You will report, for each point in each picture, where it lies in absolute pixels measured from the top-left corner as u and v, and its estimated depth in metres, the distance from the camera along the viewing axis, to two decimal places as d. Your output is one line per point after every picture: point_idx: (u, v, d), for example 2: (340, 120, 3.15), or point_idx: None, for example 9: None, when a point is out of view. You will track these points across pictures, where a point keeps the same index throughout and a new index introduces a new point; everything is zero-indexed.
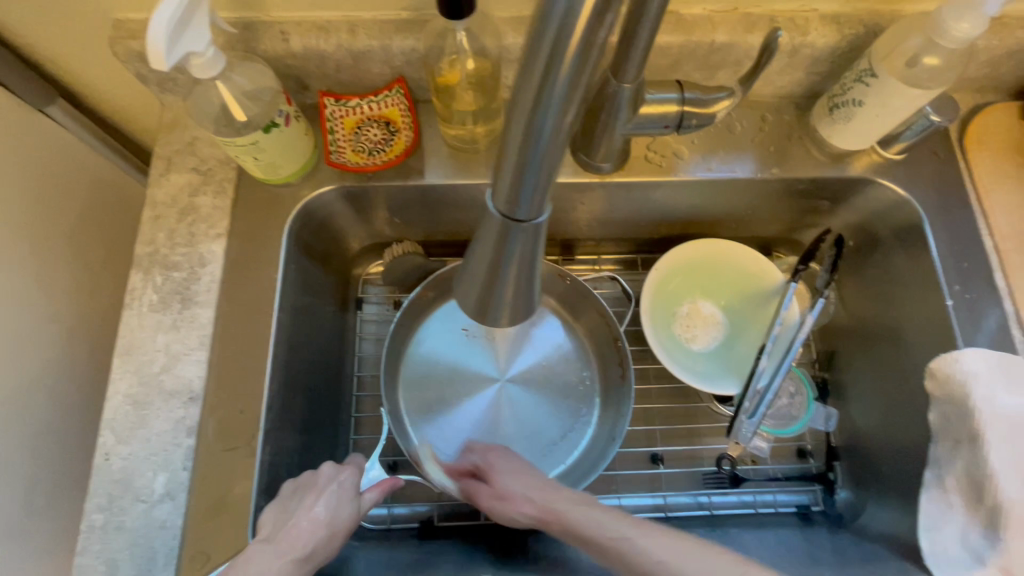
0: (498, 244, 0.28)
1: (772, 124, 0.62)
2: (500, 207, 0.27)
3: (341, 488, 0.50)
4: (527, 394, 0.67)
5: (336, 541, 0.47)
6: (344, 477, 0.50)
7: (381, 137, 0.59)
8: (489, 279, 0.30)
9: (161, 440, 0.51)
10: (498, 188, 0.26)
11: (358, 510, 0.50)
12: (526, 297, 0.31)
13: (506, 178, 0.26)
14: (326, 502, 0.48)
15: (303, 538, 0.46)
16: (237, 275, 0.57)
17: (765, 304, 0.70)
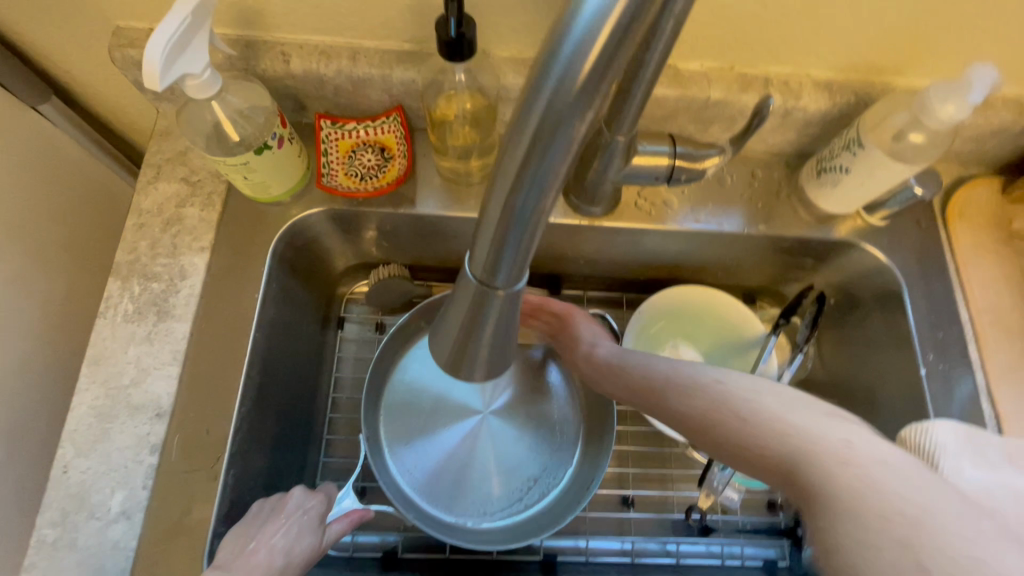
0: (472, 310, 0.28)
1: (762, 180, 0.63)
2: (477, 274, 0.27)
3: (306, 515, 0.49)
4: (507, 428, 0.67)
5: (291, 572, 0.46)
6: (312, 504, 0.50)
7: (374, 163, 0.59)
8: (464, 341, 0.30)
9: (122, 456, 0.50)
10: (476, 256, 0.26)
11: (320, 541, 0.49)
12: (500, 357, 0.31)
13: (485, 247, 0.26)
14: (286, 531, 0.47)
15: (258, 568, 0.44)
16: (217, 291, 0.56)
17: (746, 354, 0.70)
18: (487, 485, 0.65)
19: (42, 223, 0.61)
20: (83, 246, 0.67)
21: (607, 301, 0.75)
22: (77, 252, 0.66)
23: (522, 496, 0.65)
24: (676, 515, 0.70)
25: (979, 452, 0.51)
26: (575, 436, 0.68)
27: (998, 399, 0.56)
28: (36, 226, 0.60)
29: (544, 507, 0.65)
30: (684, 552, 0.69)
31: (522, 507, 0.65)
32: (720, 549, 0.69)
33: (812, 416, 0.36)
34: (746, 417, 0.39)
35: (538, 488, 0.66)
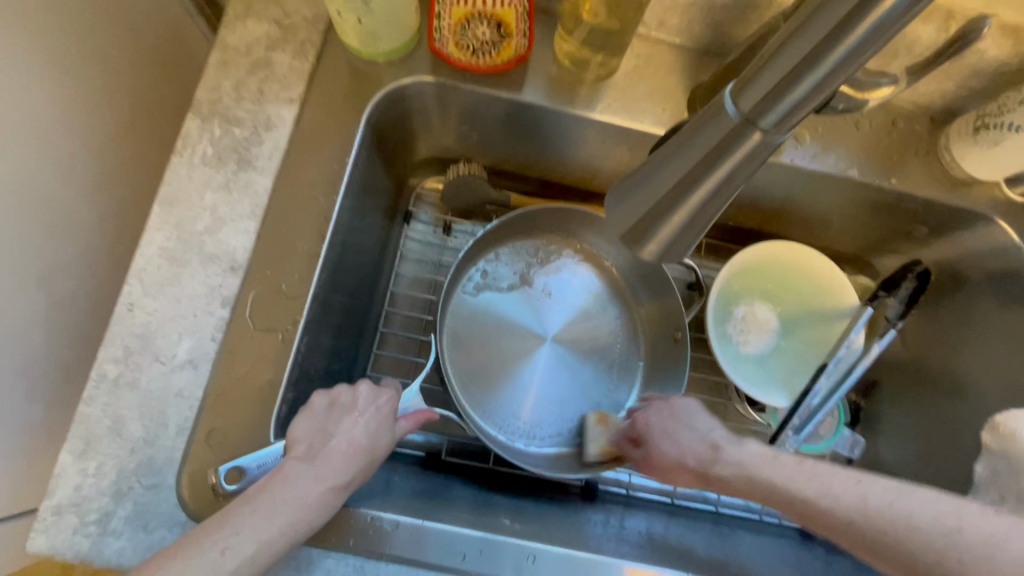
0: (721, 145, 0.29)
1: (900, 132, 0.58)
2: (744, 108, 0.28)
3: (379, 413, 0.46)
4: (569, 360, 0.65)
5: (374, 466, 0.45)
6: (383, 401, 0.47)
7: (489, 38, 0.52)
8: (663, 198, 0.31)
9: (191, 304, 0.47)
10: (752, 88, 0.28)
11: (393, 439, 0.46)
12: (682, 238, 0.33)
13: (771, 79, 0.27)
14: (366, 425, 0.45)
15: (339, 463, 0.43)
16: (303, 149, 0.51)
17: (829, 325, 0.67)
18: (539, 411, 0.63)
19: (106, 45, 0.55)
20: (140, 83, 0.61)
21: None
22: (133, 87, 0.61)
23: (573, 428, 0.63)
24: None
25: None
26: (633, 375, 0.66)
27: None
28: (98, 46, 0.54)
29: None
30: (724, 503, 0.68)
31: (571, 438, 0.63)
32: (760, 505, 0.68)
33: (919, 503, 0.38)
34: (838, 520, 0.39)
35: (589, 423, 0.64)
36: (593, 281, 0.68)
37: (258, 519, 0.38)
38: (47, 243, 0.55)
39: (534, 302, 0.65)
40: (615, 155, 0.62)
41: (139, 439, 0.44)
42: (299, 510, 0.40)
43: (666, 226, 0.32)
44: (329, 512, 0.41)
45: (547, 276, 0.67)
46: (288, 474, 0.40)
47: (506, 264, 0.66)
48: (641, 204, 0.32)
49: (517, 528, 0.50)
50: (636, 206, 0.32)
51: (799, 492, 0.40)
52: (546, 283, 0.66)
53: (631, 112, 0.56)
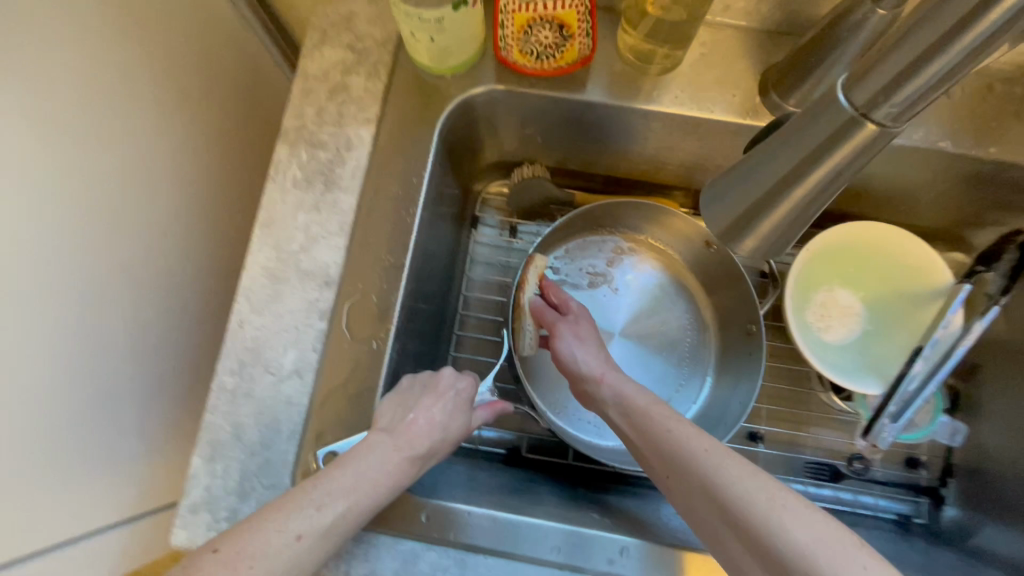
0: (817, 148, 0.32)
1: (996, 97, 0.54)
2: (857, 102, 0.30)
3: (458, 397, 0.48)
4: (640, 355, 0.65)
5: (448, 444, 0.46)
6: (463, 387, 0.49)
7: (551, 40, 0.54)
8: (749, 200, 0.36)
9: (293, 318, 0.51)
10: (865, 83, 0.29)
11: (468, 422, 0.49)
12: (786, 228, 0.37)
13: (888, 73, 0.28)
14: (444, 407, 0.47)
15: (421, 437, 0.44)
16: (383, 166, 0.54)
17: (918, 305, 0.64)
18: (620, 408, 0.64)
19: (200, 84, 0.60)
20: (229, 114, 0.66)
21: None
22: (222, 119, 0.65)
23: None
24: (809, 458, 0.67)
25: None
26: (708, 367, 0.66)
27: None
28: (194, 85, 0.59)
29: None
30: (812, 495, 0.67)
31: None
32: (850, 497, 0.67)
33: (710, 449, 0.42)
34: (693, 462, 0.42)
35: None
36: (660, 274, 0.68)
37: (340, 484, 0.39)
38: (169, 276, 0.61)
39: (602, 299, 0.66)
40: (682, 146, 0.61)
41: (257, 443, 0.49)
42: (380, 475, 0.41)
43: (767, 220, 0.36)
44: (407, 481, 0.43)
45: (614, 272, 0.68)
46: (370, 444, 0.42)
47: (573, 263, 0.67)
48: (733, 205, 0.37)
49: (603, 520, 0.51)
50: (730, 202, 0.37)
51: (686, 461, 0.42)
52: (611, 280, 0.67)
53: (698, 101, 0.55)
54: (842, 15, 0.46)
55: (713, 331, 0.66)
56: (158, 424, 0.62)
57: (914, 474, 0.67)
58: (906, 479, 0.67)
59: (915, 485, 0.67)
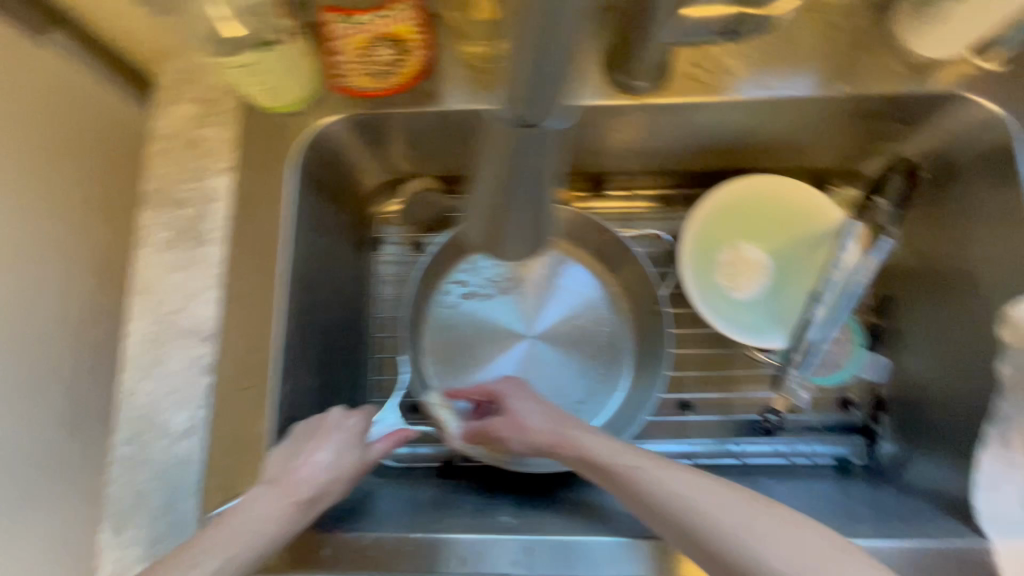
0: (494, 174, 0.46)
1: (840, 32, 0.53)
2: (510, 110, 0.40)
3: (346, 434, 0.48)
4: (552, 351, 0.66)
5: (341, 485, 0.46)
6: (351, 423, 0.49)
7: (390, 59, 0.52)
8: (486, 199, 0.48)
9: (180, 377, 0.51)
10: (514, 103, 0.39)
11: (364, 458, 0.48)
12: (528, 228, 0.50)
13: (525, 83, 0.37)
14: (329, 449, 0.46)
15: (305, 484, 0.44)
16: (244, 212, 0.54)
17: (819, 253, 0.63)
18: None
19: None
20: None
21: (658, 199, 0.71)
22: None
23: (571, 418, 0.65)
24: (739, 417, 0.67)
25: None
26: (625, 353, 0.66)
27: None
28: None
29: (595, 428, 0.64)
30: (749, 453, 0.66)
31: None
32: (787, 448, 0.66)
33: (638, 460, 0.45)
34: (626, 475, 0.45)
35: (585, 411, 0.65)
36: (571, 270, 0.69)
37: (214, 543, 0.40)
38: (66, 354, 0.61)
39: (515, 304, 0.67)
40: (550, 134, 0.60)
41: (161, 507, 0.49)
42: (262, 526, 0.42)
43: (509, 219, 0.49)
44: (297, 526, 0.43)
45: (515, 272, 0.68)
46: (253, 494, 0.43)
47: (482, 272, 0.68)
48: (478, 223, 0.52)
49: (513, 523, 0.51)
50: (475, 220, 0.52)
51: (659, 499, 0.43)
52: (516, 279, 0.67)
53: (546, 90, 0.55)
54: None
55: (631, 322, 0.66)
56: None
57: (848, 414, 0.66)
58: (841, 420, 0.66)
59: (850, 425, 0.66)
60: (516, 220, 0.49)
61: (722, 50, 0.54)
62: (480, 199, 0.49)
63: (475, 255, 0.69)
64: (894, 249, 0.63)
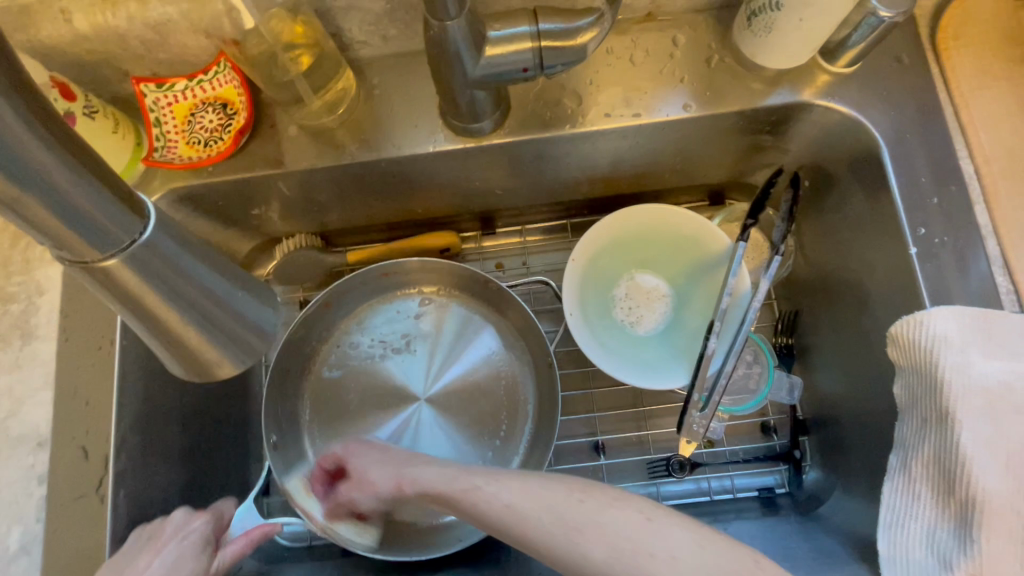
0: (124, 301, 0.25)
1: (686, 49, 0.50)
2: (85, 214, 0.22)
3: (187, 539, 0.44)
4: (449, 409, 0.62)
5: None
6: (195, 526, 0.45)
7: (217, 124, 0.50)
8: (157, 330, 0.27)
9: (11, 491, 0.47)
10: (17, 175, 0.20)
11: (207, 565, 0.43)
12: (223, 333, 0.28)
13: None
14: (163, 559, 0.42)
15: None
16: (76, 301, 0.50)
17: (715, 285, 0.59)
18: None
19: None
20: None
21: (550, 229, 0.68)
22: None
23: None
24: (654, 455, 0.63)
25: (992, 343, 0.42)
26: (526, 405, 0.63)
27: (1017, 270, 0.44)
28: None
29: None
30: (667, 493, 0.62)
31: None
32: (708, 484, 0.61)
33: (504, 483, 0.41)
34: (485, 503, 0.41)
35: None
36: (467, 322, 0.65)
37: None
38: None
39: (410, 362, 0.63)
40: (409, 183, 0.57)
41: None
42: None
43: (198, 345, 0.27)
44: None
45: (403, 329, 0.65)
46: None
47: (375, 329, 0.65)
48: (172, 359, 0.28)
49: None
50: (173, 359, 0.28)
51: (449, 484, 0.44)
52: (404, 336, 0.64)
53: (387, 140, 0.52)
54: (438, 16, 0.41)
55: (528, 373, 0.63)
56: None
57: (769, 440, 0.62)
58: (764, 448, 0.61)
59: (772, 454, 0.61)
60: (205, 333, 0.27)
61: (563, 79, 0.51)
62: (146, 331, 0.27)
63: (370, 311, 0.66)
64: (791, 262, 0.60)
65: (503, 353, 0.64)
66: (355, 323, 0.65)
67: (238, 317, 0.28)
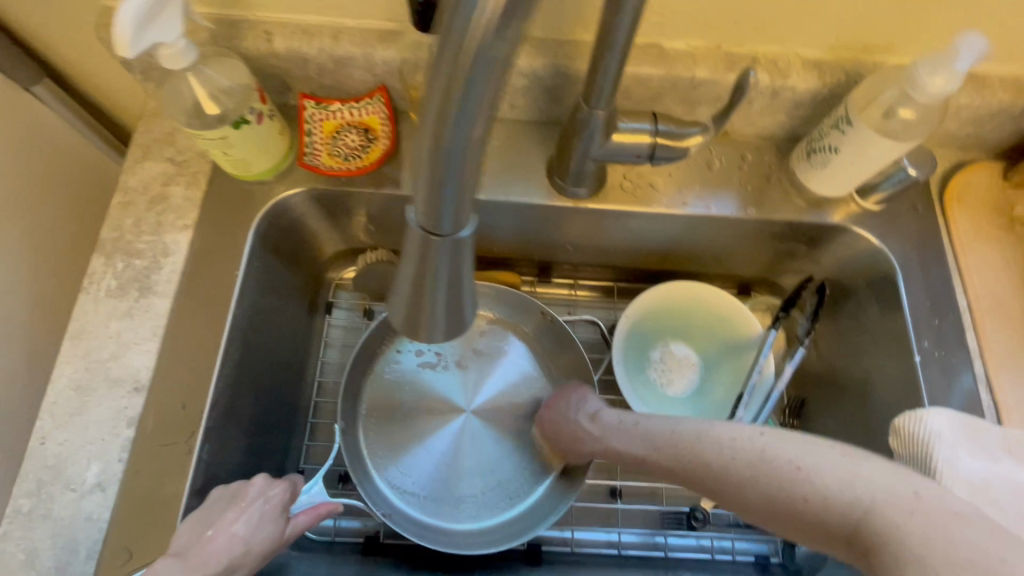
0: (423, 258, 0.28)
1: (752, 165, 0.62)
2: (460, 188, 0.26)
3: (267, 505, 0.47)
4: (489, 430, 0.65)
5: (251, 559, 0.46)
6: (274, 493, 0.48)
7: (358, 143, 0.60)
8: (416, 286, 0.30)
9: (99, 429, 0.50)
10: (444, 154, 0.24)
11: (282, 531, 0.48)
12: (457, 314, 0.32)
13: (443, 133, 0.24)
14: (247, 518, 0.46)
15: (218, 554, 0.44)
16: (197, 267, 0.56)
17: (742, 357, 0.68)
18: (461, 487, 0.63)
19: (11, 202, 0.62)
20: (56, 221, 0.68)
21: (598, 288, 0.76)
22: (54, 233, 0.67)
23: (497, 504, 0.63)
24: (666, 507, 0.68)
25: (973, 443, 0.50)
26: None
27: (997, 391, 0.54)
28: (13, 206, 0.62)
29: (521, 512, 0.63)
30: (673, 545, 0.68)
31: (497, 511, 0.63)
32: (710, 543, 0.67)
33: (822, 457, 0.38)
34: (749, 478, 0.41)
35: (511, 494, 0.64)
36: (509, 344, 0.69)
37: None
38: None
39: (452, 377, 0.66)
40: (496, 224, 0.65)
41: (52, 568, 0.47)
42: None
43: (432, 309, 0.31)
44: None
45: (458, 348, 0.68)
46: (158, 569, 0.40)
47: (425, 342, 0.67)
48: (403, 307, 0.31)
49: None
50: (401, 305, 0.31)
51: (718, 458, 0.44)
52: (459, 354, 0.67)
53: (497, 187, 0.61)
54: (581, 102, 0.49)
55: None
56: None
57: None
58: None
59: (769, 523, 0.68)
60: (444, 304, 0.30)
61: (650, 170, 0.62)
62: (403, 286, 0.30)
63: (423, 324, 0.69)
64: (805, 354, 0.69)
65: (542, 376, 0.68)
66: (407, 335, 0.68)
67: (466, 305, 0.32)
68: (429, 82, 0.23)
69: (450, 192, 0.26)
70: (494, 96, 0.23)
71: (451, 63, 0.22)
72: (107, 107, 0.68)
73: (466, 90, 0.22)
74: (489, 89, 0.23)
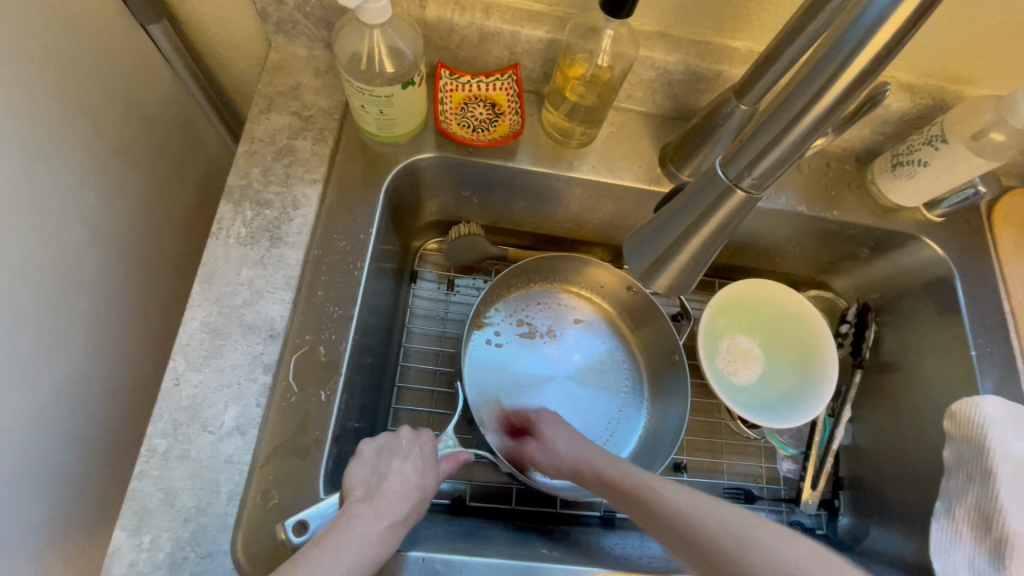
0: (713, 203, 0.38)
1: (834, 171, 0.69)
2: (801, 137, 0.33)
3: (424, 454, 0.52)
4: (581, 391, 0.68)
5: (424, 505, 0.50)
6: (426, 442, 0.52)
7: (485, 117, 0.62)
8: (689, 229, 0.39)
9: (234, 373, 0.50)
10: (818, 102, 0.32)
11: (437, 480, 0.52)
12: (685, 272, 0.42)
13: (822, 84, 0.31)
14: (414, 466, 0.50)
15: (398, 502, 0.47)
16: (328, 222, 0.56)
17: (806, 351, 0.71)
18: None
19: (123, 146, 0.60)
20: (155, 171, 0.66)
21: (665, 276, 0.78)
22: (144, 176, 0.65)
23: None
24: (727, 482, 0.71)
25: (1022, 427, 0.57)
26: (640, 399, 0.70)
27: None
28: (120, 142, 0.60)
29: None
30: None
31: None
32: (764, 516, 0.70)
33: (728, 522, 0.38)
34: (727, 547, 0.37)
35: None
36: (592, 321, 0.72)
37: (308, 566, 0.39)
38: (72, 341, 0.57)
39: (541, 344, 0.70)
40: (596, 206, 0.68)
41: (191, 509, 0.46)
42: (362, 548, 0.43)
43: (695, 238, 0.40)
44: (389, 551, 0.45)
45: (550, 319, 0.71)
46: (350, 516, 0.44)
47: (516, 312, 0.71)
48: (661, 243, 0.41)
49: (556, 555, 0.55)
50: (654, 247, 0.42)
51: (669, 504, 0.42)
52: (551, 324, 0.71)
53: (606, 169, 0.64)
54: (731, 95, 0.54)
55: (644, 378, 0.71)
56: (40, 489, 0.56)
57: None
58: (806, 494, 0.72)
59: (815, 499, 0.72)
60: (693, 259, 0.41)
61: None
62: (685, 216, 0.39)
63: (513, 296, 0.71)
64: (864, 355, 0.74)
65: (620, 353, 0.72)
66: (500, 304, 0.70)
67: (703, 257, 0.42)
68: (821, 55, 0.31)
69: (791, 136, 0.33)
70: (869, 73, 0.31)
71: (852, 45, 0.30)
72: (211, 56, 0.67)
73: (846, 62, 0.30)
74: (865, 69, 0.30)
